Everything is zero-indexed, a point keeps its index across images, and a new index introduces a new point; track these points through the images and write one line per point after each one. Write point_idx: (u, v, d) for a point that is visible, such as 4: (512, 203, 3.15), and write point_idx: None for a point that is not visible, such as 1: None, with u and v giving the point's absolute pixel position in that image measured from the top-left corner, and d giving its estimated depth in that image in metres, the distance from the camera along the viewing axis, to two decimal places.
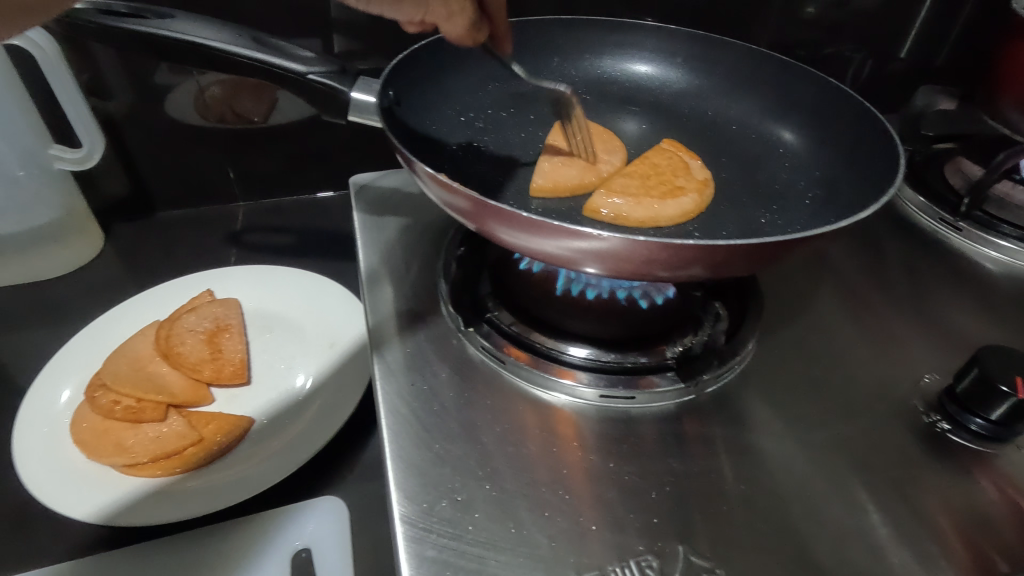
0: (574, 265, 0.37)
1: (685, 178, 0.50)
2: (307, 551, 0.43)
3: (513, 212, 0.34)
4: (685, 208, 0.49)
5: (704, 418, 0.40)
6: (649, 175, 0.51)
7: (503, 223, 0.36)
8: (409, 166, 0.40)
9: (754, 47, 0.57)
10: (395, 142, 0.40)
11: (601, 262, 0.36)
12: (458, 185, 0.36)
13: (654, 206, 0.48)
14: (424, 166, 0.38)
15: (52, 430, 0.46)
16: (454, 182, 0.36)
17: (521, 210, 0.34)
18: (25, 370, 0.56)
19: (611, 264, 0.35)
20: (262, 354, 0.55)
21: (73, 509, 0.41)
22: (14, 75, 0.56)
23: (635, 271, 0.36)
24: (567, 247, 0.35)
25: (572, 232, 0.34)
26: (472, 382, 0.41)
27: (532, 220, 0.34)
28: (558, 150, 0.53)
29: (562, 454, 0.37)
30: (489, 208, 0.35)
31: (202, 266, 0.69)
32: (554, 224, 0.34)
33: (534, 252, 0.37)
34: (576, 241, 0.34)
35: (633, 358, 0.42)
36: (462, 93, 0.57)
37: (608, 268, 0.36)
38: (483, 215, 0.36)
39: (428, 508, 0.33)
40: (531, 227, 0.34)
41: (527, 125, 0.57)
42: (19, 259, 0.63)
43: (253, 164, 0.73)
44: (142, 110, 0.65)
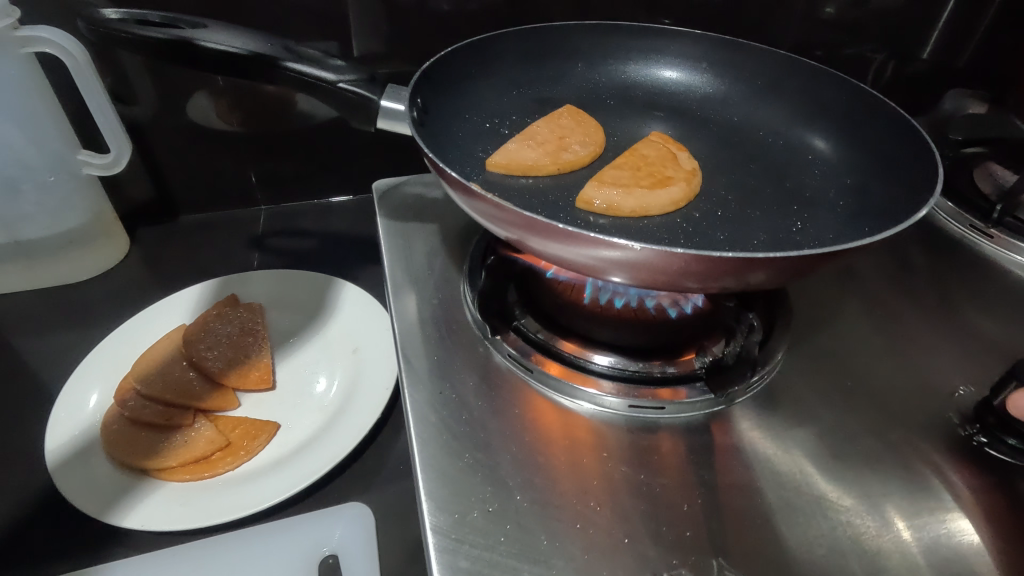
0: (605, 275, 0.37)
1: (672, 169, 0.50)
2: (334, 558, 0.43)
3: (545, 221, 0.34)
4: (674, 197, 0.48)
5: (734, 429, 0.40)
6: (634, 165, 0.50)
7: (534, 233, 0.36)
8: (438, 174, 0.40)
9: (786, 54, 0.57)
10: (425, 150, 0.40)
11: (632, 273, 0.35)
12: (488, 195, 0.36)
13: (644, 195, 0.47)
14: (454, 174, 0.39)
15: (83, 433, 0.47)
16: (485, 191, 0.36)
17: (552, 221, 0.34)
18: (55, 373, 0.57)
19: (644, 274, 0.35)
20: (287, 359, 0.55)
21: (107, 514, 0.42)
22: (45, 82, 0.57)
23: (666, 282, 0.36)
24: (599, 257, 0.35)
25: (604, 242, 0.34)
26: (500, 391, 0.41)
27: (563, 230, 0.34)
28: (534, 135, 0.52)
29: (592, 464, 0.37)
30: (521, 218, 0.35)
31: (225, 270, 0.69)
32: (585, 234, 0.33)
33: (564, 261, 0.37)
34: (608, 251, 0.34)
35: (661, 368, 0.41)
36: (485, 99, 0.56)
37: (639, 279, 0.36)
38: (512, 223, 0.36)
39: (459, 518, 0.33)
40: (562, 236, 0.34)
41: None
42: (48, 263, 0.64)
43: (275, 168, 0.74)
44: (167, 115, 0.66)
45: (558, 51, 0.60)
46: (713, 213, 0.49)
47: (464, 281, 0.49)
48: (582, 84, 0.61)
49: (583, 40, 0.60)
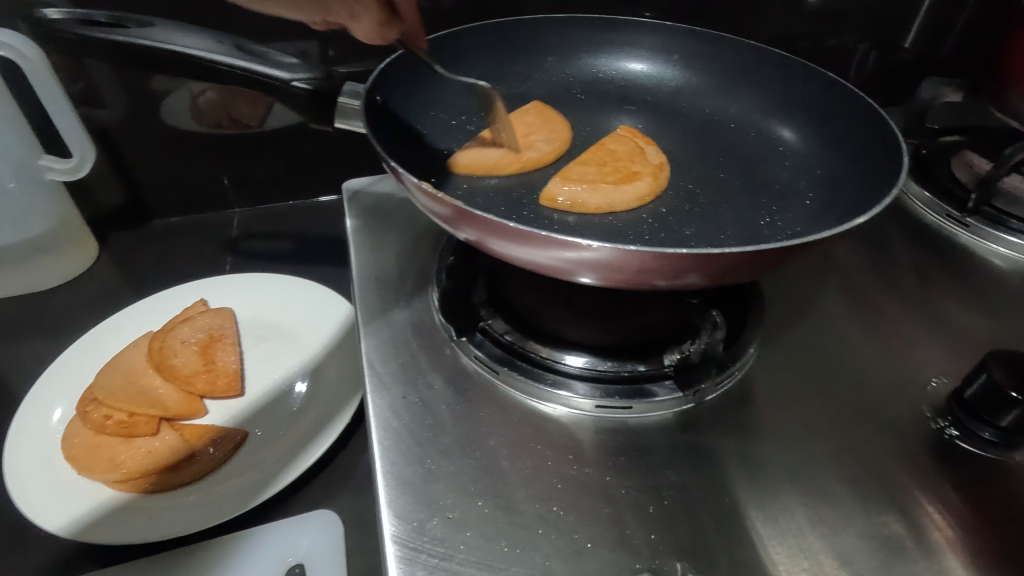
0: (566, 273, 0.36)
1: (639, 163, 0.50)
2: (301, 566, 0.42)
3: (501, 221, 0.33)
4: (640, 192, 0.48)
5: (704, 427, 0.39)
6: (601, 161, 0.49)
7: (491, 233, 0.35)
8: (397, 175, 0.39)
9: (757, 44, 0.56)
10: (381, 150, 0.39)
11: (594, 272, 0.35)
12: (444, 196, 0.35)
13: (610, 191, 0.47)
14: (410, 175, 0.38)
15: (43, 446, 0.46)
16: (441, 192, 0.35)
17: (509, 221, 0.33)
18: (19, 383, 0.56)
19: (605, 273, 0.34)
20: (256, 365, 0.54)
21: (66, 528, 0.41)
22: (3, 86, 0.56)
23: (630, 280, 0.35)
24: (560, 258, 0.34)
25: (563, 243, 0.33)
26: (466, 394, 0.40)
27: (521, 231, 0.33)
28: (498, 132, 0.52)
29: (557, 468, 0.36)
30: (477, 219, 0.34)
31: (197, 275, 0.68)
32: (543, 235, 0.33)
33: (526, 262, 0.36)
34: (567, 252, 0.33)
35: (631, 366, 0.40)
36: (453, 96, 0.55)
37: (602, 278, 0.35)
38: (470, 224, 0.35)
39: (419, 526, 0.33)
40: (519, 236, 0.33)
41: None
42: (14, 272, 0.63)
43: (247, 170, 0.72)
44: (133, 118, 0.64)
45: (528, 45, 0.59)
46: (683, 208, 0.48)
47: (433, 282, 0.48)
48: (555, 80, 0.60)
49: (553, 34, 0.59)
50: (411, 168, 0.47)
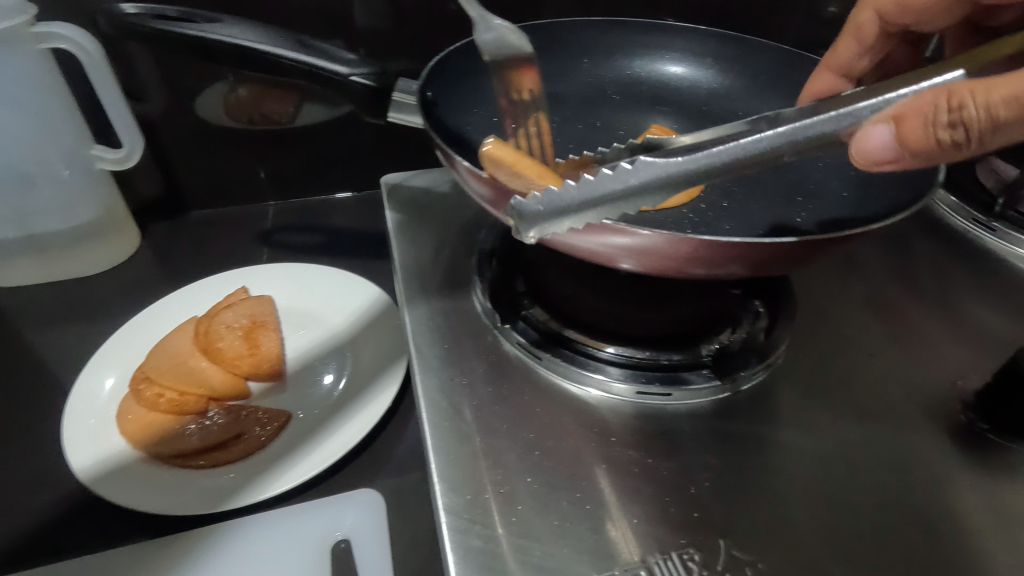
0: (613, 261, 0.38)
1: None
2: (346, 542, 0.43)
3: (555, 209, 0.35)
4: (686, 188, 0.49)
5: (739, 415, 0.40)
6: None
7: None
8: (450, 163, 0.41)
9: (789, 48, 0.58)
10: (437, 140, 0.41)
11: (640, 259, 0.36)
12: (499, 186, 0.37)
13: None
14: (465, 162, 0.40)
15: (97, 421, 0.48)
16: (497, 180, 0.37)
17: None
18: (68, 365, 0.58)
19: (651, 261, 0.36)
20: (297, 351, 0.56)
21: (122, 498, 0.43)
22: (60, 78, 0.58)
23: (673, 268, 0.37)
24: (609, 244, 0.36)
25: (615, 229, 0.34)
26: (509, 378, 0.42)
27: None
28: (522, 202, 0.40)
29: (601, 448, 0.37)
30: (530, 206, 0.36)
31: (234, 265, 0.70)
32: (597, 221, 0.34)
33: (574, 248, 0.38)
34: (619, 238, 0.35)
35: (668, 355, 0.42)
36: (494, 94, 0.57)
37: (645, 265, 0.37)
38: None
39: (471, 499, 0.34)
40: (572, 223, 0.35)
41: (553, 126, 0.58)
42: (61, 258, 0.65)
43: (283, 164, 0.75)
44: (176, 112, 0.67)
45: (563, 45, 0.60)
46: (720, 204, 0.51)
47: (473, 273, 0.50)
48: (590, 80, 0.62)
49: (588, 35, 0.60)
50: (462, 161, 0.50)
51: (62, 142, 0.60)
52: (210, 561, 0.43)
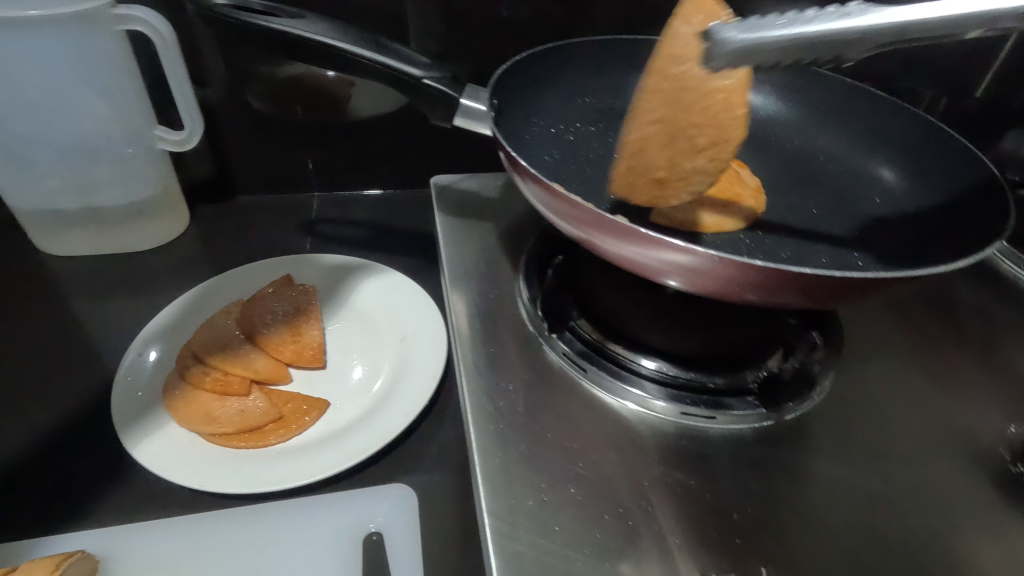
0: (664, 277, 0.39)
1: (739, 187, 0.52)
2: (379, 535, 0.44)
3: (617, 222, 0.36)
4: (744, 214, 0.50)
5: (782, 444, 0.40)
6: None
7: (603, 231, 0.38)
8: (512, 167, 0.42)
9: (855, 82, 0.57)
10: (503, 144, 0.42)
11: (692, 278, 0.37)
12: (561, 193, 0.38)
13: (717, 212, 0.49)
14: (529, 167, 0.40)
15: (145, 394, 0.49)
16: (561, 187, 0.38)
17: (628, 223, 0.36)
18: (115, 336, 0.59)
19: (703, 282, 0.37)
20: (338, 342, 0.56)
21: (165, 470, 0.44)
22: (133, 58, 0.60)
23: (725, 291, 0.37)
24: (666, 261, 0.37)
25: (677, 248, 0.35)
26: (554, 388, 0.42)
27: (638, 232, 0.36)
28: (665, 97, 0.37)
29: (643, 465, 0.38)
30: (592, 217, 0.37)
31: (278, 251, 0.71)
32: (659, 238, 0.35)
33: (629, 260, 0.39)
34: (677, 257, 0.36)
35: (712, 379, 0.43)
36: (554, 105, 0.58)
37: (694, 284, 0.38)
38: (584, 221, 0.38)
39: (514, 504, 0.34)
40: (631, 237, 0.36)
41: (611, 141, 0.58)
42: (115, 232, 0.67)
43: (330, 157, 0.76)
44: (231, 98, 0.68)
45: (623, 63, 0.61)
46: (777, 232, 0.51)
47: (521, 279, 0.51)
48: None
49: (649, 54, 0.61)
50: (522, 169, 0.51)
51: (127, 120, 0.61)
52: (244, 540, 0.44)
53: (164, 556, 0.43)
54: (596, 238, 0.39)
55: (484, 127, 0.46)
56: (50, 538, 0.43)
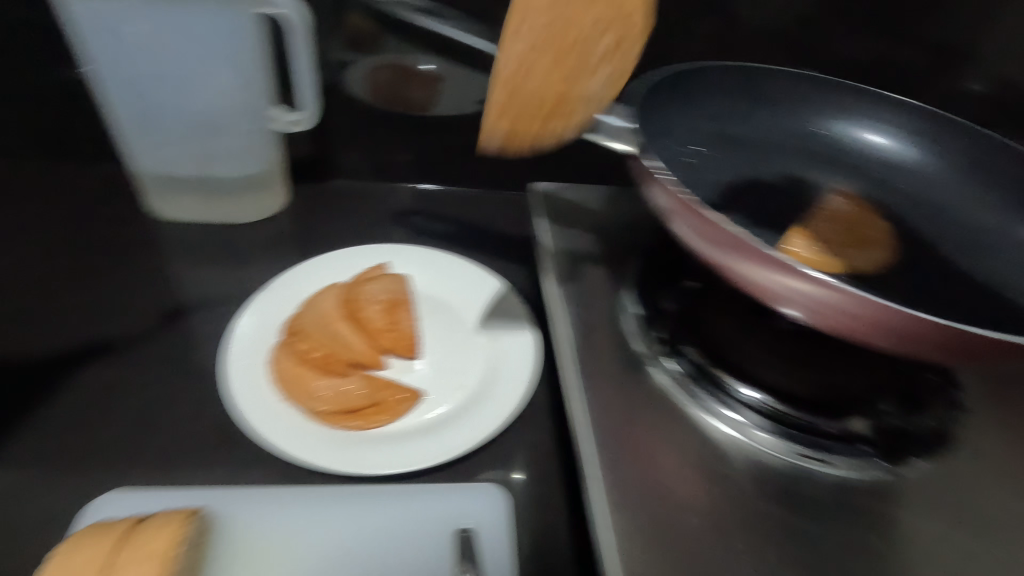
0: (785, 306, 0.38)
1: (872, 232, 0.56)
2: (471, 532, 0.44)
3: (758, 246, 0.36)
4: (878, 259, 0.54)
5: (886, 499, 0.40)
6: (842, 225, 0.56)
7: (737, 251, 0.37)
8: (644, 175, 0.42)
9: (1000, 138, 0.56)
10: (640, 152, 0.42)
11: (815, 311, 0.37)
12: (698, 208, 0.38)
13: (847, 253, 0.53)
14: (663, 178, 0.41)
15: (252, 365, 0.51)
16: (697, 201, 0.38)
17: (764, 245, 0.36)
18: (216, 303, 0.62)
19: (832, 318, 0.37)
20: (429, 335, 0.58)
21: (271, 441, 0.46)
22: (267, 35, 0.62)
23: (849, 331, 0.37)
24: (795, 290, 0.36)
25: (811, 276, 0.35)
26: (656, 411, 0.44)
27: (773, 256, 0.36)
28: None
29: (744, 503, 0.39)
30: (729, 236, 0.37)
31: (367, 239, 0.73)
32: (796, 265, 0.35)
33: (750, 283, 0.39)
34: (809, 285, 0.36)
35: (830, 423, 0.42)
36: (686, 124, 0.58)
37: (816, 318, 0.37)
38: (713, 237, 0.38)
39: (624, 527, 0.37)
40: (770, 262, 0.36)
41: (736, 170, 0.59)
42: (222, 202, 0.70)
43: (425, 149, 0.77)
44: (341, 83, 0.70)
45: (759, 93, 0.60)
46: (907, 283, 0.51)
47: (631, 291, 0.51)
48: (774, 131, 0.62)
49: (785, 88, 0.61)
50: None
51: (251, 97, 0.64)
52: (340, 518, 0.45)
53: (256, 521, 0.45)
54: (723, 258, 0.39)
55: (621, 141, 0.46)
56: (162, 489, 0.45)
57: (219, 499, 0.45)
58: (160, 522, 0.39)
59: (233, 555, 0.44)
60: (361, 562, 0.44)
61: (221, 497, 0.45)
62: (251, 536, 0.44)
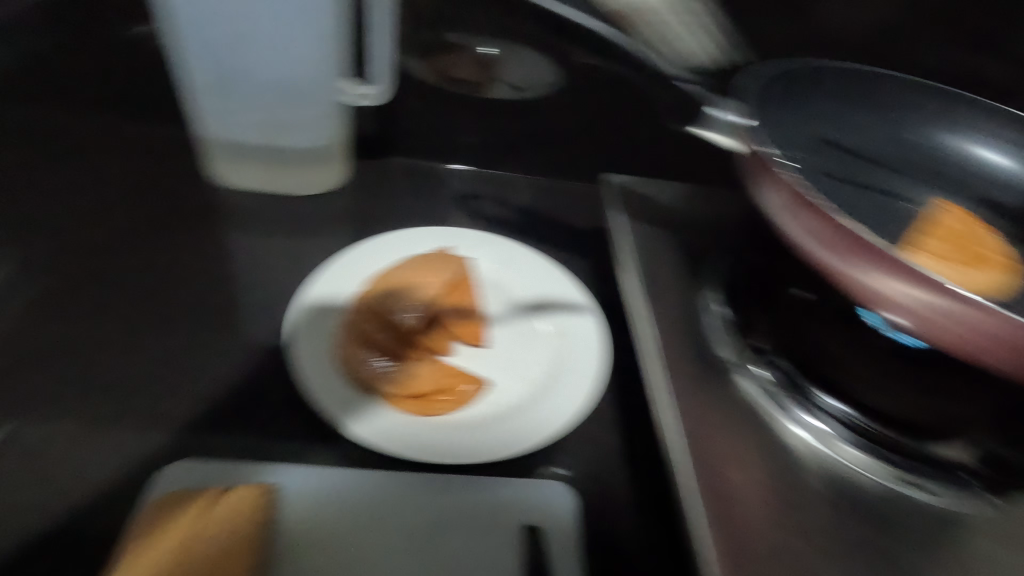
0: (888, 312, 0.39)
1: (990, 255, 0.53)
2: (538, 529, 0.44)
3: (879, 246, 0.36)
4: (998, 281, 0.51)
5: (975, 530, 0.40)
6: (956, 242, 0.53)
7: (856, 255, 0.37)
8: (762, 170, 0.42)
9: None
10: (758, 147, 0.42)
11: (917, 321, 0.37)
12: (815, 202, 0.38)
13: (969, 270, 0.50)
14: (785, 172, 0.40)
15: (320, 340, 0.51)
16: (816, 198, 0.38)
17: (879, 243, 0.36)
18: (275, 277, 0.61)
19: (939, 330, 0.37)
20: (495, 321, 0.56)
21: (345, 419, 0.46)
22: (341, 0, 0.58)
23: (951, 343, 0.37)
24: (909, 295, 0.37)
25: (926, 280, 0.35)
26: (735, 418, 0.44)
27: (887, 257, 0.36)
28: (447, 321, 0.54)
29: (825, 518, 0.39)
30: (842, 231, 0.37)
31: (423, 221, 0.72)
32: (914, 268, 0.35)
33: (856, 288, 0.39)
34: (926, 292, 0.36)
35: (923, 443, 0.42)
36: (791, 131, 0.57)
37: (920, 328, 0.38)
38: (832, 243, 0.38)
39: (715, 536, 0.37)
40: (886, 262, 0.36)
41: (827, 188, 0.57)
42: (287, 173, 0.69)
43: (488, 133, 0.75)
44: (415, 61, 0.68)
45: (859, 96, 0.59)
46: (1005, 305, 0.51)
47: (716, 297, 0.51)
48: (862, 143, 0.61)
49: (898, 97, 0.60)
50: None
51: (329, 69, 0.61)
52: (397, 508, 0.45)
53: (349, 500, 0.45)
54: (829, 256, 0.39)
55: (728, 139, 0.44)
56: (237, 467, 0.45)
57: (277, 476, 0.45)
58: (240, 496, 0.43)
59: (318, 535, 0.43)
60: (445, 551, 0.43)
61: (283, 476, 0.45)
62: (310, 518, 0.44)
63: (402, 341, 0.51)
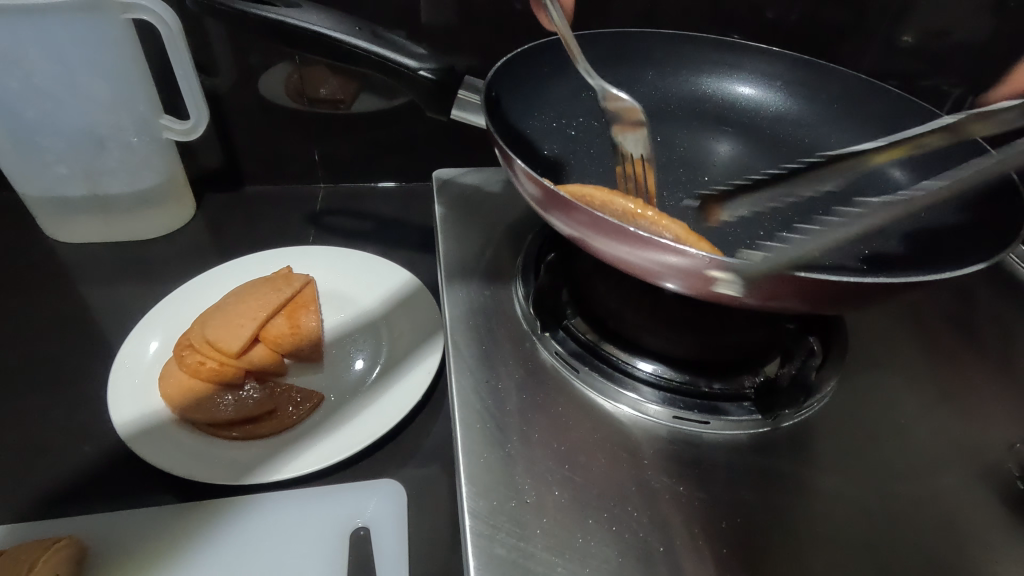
0: (660, 279, 0.37)
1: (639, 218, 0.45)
2: (366, 530, 0.44)
3: (604, 218, 0.35)
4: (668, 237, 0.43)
5: (779, 452, 0.40)
6: None
7: (596, 230, 0.37)
8: (506, 161, 0.42)
9: (868, 79, 0.56)
10: (496, 137, 0.42)
11: (683, 280, 0.36)
12: (548, 187, 0.38)
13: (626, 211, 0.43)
14: (520, 162, 0.40)
15: (142, 381, 0.50)
16: (546, 182, 0.38)
17: (603, 215, 0.36)
18: (115, 326, 0.59)
19: (699, 284, 0.36)
20: (334, 333, 0.57)
21: (151, 455, 0.44)
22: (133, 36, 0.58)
23: (716, 292, 0.36)
24: (654, 260, 0.36)
25: (657, 244, 0.34)
26: (540, 383, 0.43)
27: (615, 226, 0.35)
28: (277, 344, 0.53)
29: (625, 465, 0.39)
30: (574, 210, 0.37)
31: (276, 242, 0.71)
32: (638, 233, 0.35)
33: (615, 258, 0.38)
34: (661, 254, 0.35)
35: (707, 384, 0.42)
36: (558, 97, 0.57)
37: (689, 286, 0.36)
38: (575, 221, 0.38)
39: (498, 506, 0.36)
40: (616, 232, 0.35)
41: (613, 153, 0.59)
42: (122, 217, 0.67)
43: (334, 148, 0.75)
44: (240, 88, 0.68)
45: (636, 58, 0.60)
46: (779, 231, 0.53)
47: (518, 277, 0.51)
48: (653, 94, 0.61)
49: (656, 48, 0.60)
50: (516, 145, 0.52)
51: (134, 109, 0.62)
52: (214, 535, 0.44)
53: (166, 532, 0.43)
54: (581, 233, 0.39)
55: (479, 119, 0.48)
56: (45, 521, 0.44)
57: (86, 525, 0.44)
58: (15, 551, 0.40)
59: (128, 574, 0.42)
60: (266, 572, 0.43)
61: (91, 523, 0.44)
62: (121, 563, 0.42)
63: (225, 366, 0.50)
